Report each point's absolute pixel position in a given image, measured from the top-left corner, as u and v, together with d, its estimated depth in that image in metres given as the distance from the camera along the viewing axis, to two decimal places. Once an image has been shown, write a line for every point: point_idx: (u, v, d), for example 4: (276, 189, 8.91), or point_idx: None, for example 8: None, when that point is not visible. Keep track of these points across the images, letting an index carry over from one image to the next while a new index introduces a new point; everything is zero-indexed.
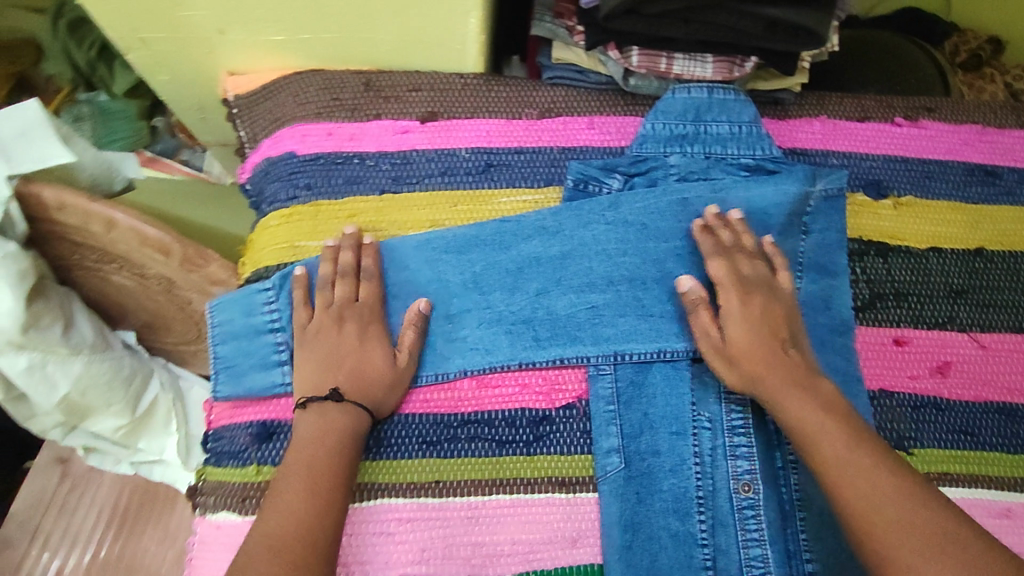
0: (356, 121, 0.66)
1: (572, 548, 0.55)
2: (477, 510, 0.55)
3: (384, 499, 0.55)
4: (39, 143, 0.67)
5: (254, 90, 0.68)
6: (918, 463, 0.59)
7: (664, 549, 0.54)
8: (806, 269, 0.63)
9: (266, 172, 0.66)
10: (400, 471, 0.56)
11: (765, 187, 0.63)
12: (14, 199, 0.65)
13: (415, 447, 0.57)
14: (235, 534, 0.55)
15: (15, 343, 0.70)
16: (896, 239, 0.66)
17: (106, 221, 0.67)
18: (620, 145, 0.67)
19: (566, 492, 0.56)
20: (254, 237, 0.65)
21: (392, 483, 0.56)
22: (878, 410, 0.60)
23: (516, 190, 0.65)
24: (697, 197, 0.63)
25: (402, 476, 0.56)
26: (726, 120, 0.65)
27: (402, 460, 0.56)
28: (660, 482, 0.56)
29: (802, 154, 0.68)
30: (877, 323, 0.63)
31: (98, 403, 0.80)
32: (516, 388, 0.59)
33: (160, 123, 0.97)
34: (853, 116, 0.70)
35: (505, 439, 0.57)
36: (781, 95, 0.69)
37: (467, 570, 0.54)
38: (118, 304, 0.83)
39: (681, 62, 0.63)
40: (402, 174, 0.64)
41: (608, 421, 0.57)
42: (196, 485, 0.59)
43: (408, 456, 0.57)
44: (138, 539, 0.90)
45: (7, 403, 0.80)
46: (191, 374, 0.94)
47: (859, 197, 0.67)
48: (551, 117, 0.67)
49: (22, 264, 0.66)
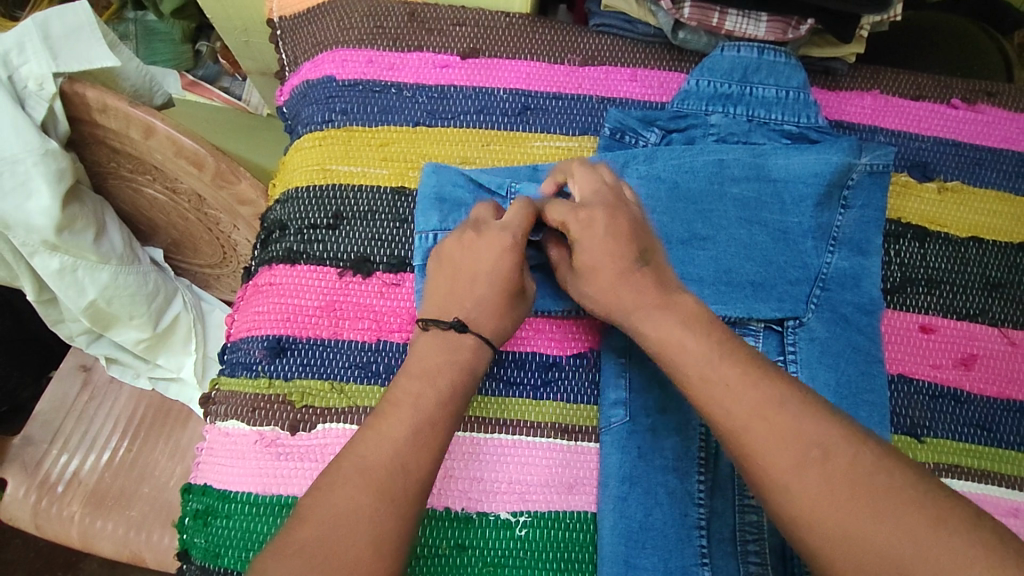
0: (398, 51, 0.66)
1: (568, 494, 0.55)
2: (478, 446, 0.56)
3: (342, 423, 0.55)
4: (86, 44, 0.68)
5: (299, 13, 0.68)
6: (929, 452, 0.57)
7: (659, 505, 0.53)
8: (839, 244, 0.60)
9: (304, 95, 0.66)
10: (355, 397, 0.56)
11: (806, 155, 0.61)
12: (59, 97, 0.68)
13: (374, 375, 0.56)
14: (243, 443, 0.55)
15: (49, 242, 0.71)
16: (935, 224, 0.63)
17: (145, 128, 0.68)
18: (661, 100, 0.66)
19: (568, 439, 0.56)
20: (286, 159, 0.65)
21: (348, 408, 0.56)
22: (895, 395, 0.58)
23: (550, 135, 0.64)
24: (735, 157, 0.61)
25: (356, 401, 0.56)
26: (774, 84, 0.63)
27: (364, 387, 0.56)
28: (662, 439, 0.55)
29: (849, 128, 0.66)
30: (906, 306, 0.61)
31: (121, 313, 0.82)
32: (528, 332, 0.59)
33: (204, 47, 0.98)
34: (907, 93, 0.68)
35: (513, 381, 0.58)
36: (834, 64, 0.67)
37: (464, 503, 0.54)
38: (149, 219, 0.85)
39: (734, 18, 0.62)
40: (437, 108, 0.64)
41: (617, 373, 0.57)
42: (209, 394, 0.59)
43: (373, 384, 0.56)
44: (149, 452, 0.91)
45: (39, 305, 0.84)
46: (213, 299, 0.97)
47: (903, 178, 0.64)
48: (593, 66, 0.66)
49: (62, 163, 0.67)
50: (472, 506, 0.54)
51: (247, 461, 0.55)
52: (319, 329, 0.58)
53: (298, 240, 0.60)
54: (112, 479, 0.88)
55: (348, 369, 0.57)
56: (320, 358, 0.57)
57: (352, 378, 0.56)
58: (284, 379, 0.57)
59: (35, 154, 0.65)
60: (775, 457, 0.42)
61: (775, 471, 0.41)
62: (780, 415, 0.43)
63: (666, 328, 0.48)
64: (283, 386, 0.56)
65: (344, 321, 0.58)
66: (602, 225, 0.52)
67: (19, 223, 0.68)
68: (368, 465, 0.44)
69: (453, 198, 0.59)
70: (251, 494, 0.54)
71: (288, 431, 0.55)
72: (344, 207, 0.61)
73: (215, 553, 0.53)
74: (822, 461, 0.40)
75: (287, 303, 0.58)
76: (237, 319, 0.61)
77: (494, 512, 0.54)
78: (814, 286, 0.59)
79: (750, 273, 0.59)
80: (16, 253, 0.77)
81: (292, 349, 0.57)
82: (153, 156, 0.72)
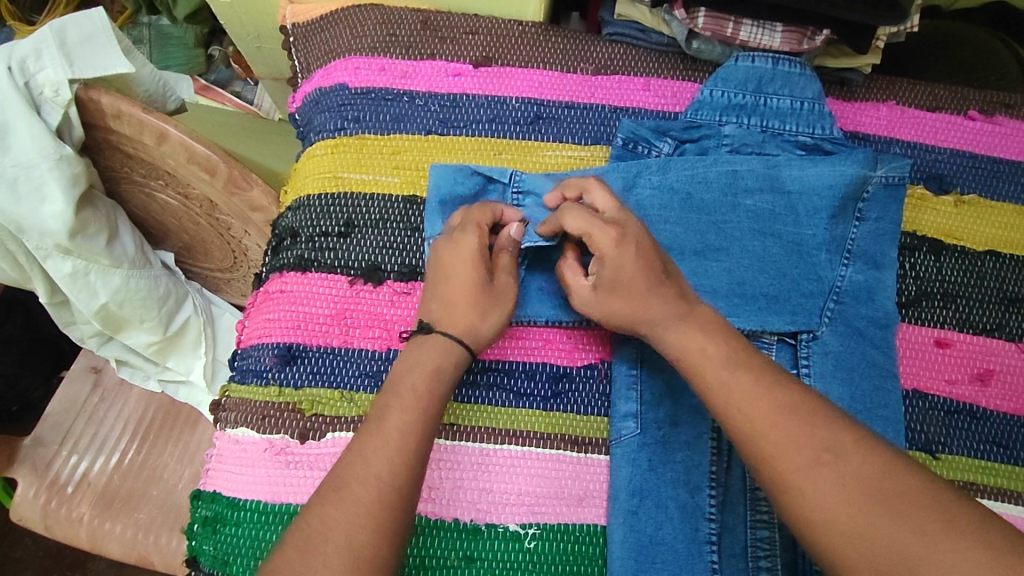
0: (410, 59, 0.66)
1: (578, 507, 0.54)
2: (488, 457, 0.55)
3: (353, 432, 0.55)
4: (101, 50, 0.68)
5: (312, 20, 0.68)
6: (944, 468, 0.56)
7: (670, 520, 0.53)
8: (853, 257, 0.59)
9: (316, 102, 0.66)
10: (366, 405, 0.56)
11: (821, 166, 0.60)
12: (74, 103, 0.68)
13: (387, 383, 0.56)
14: (252, 450, 0.55)
15: (62, 246, 0.72)
16: (951, 238, 0.63)
17: (159, 134, 0.68)
18: (674, 110, 0.66)
19: (578, 451, 0.56)
20: (299, 165, 0.65)
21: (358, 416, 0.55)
22: (910, 410, 0.58)
23: (563, 145, 0.64)
24: (749, 168, 0.60)
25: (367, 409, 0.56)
26: (788, 95, 0.63)
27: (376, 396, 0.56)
28: (673, 453, 0.55)
29: (864, 139, 0.65)
30: (921, 321, 0.60)
31: (133, 316, 0.82)
32: (539, 343, 0.59)
33: (217, 52, 0.98)
34: (923, 105, 0.67)
35: (522, 392, 0.57)
36: (849, 75, 0.66)
37: (472, 514, 0.53)
38: (161, 223, 0.85)
39: (749, 28, 0.61)
40: (449, 116, 0.64)
41: (628, 386, 0.57)
42: (219, 401, 0.59)
43: None
44: (158, 455, 0.91)
45: (51, 308, 0.85)
46: (223, 302, 0.97)
47: (919, 191, 0.64)
48: (606, 75, 0.66)
49: (76, 169, 0.68)
50: (480, 517, 0.54)
51: (256, 469, 0.55)
52: (330, 337, 0.58)
53: (309, 248, 0.60)
54: (121, 481, 0.88)
55: (358, 378, 0.57)
56: (330, 366, 0.57)
57: (362, 387, 0.56)
58: (294, 387, 0.57)
59: (49, 159, 0.66)
60: (770, 454, 0.42)
61: (771, 477, 0.43)
62: (786, 425, 0.43)
63: (670, 339, 0.50)
64: (294, 395, 0.56)
65: (354, 330, 0.58)
66: (622, 234, 0.52)
67: (33, 227, 0.69)
68: (380, 480, 0.44)
69: (458, 196, 0.60)
70: (260, 502, 0.54)
71: (298, 439, 0.55)
72: (355, 216, 0.61)
73: (224, 560, 0.53)
74: (830, 475, 0.41)
75: (298, 311, 0.58)
76: (248, 326, 0.61)
77: (504, 524, 0.53)
78: (828, 299, 0.58)
79: (763, 285, 0.58)
80: (29, 256, 0.77)
81: (302, 358, 0.57)
82: (166, 162, 0.72)
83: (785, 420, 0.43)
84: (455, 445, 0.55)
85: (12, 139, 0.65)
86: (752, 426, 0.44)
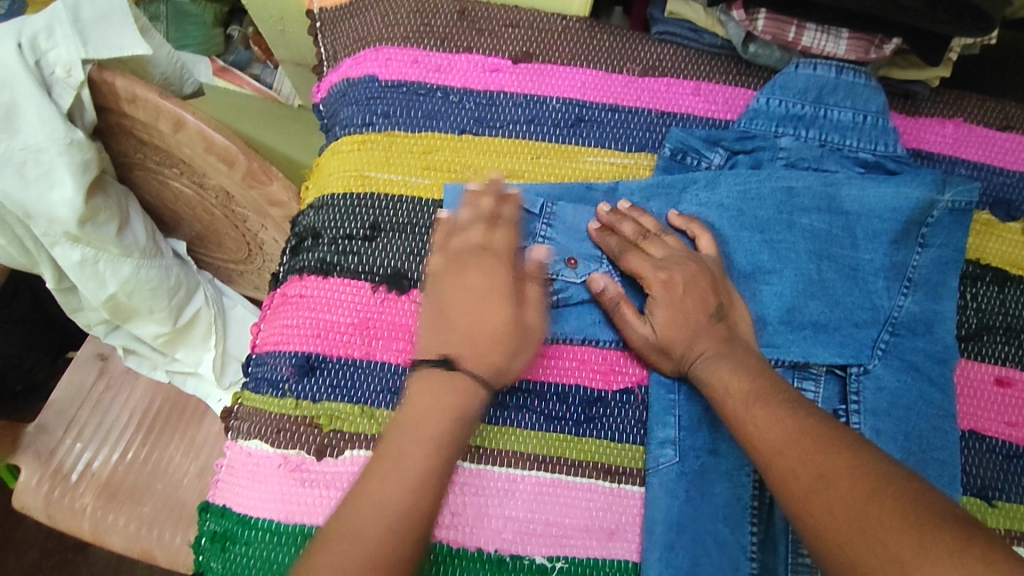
0: (445, 52, 0.61)
1: (608, 541, 0.51)
2: (515, 483, 0.52)
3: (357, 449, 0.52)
4: (116, 29, 0.64)
5: (341, 5, 0.63)
6: (1000, 517, 0.53)
7: (708, 555, 0.50)
8: (914, 286, 0.55)
9: (343, 94, 0.62)
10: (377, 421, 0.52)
11: (884, 187, 0.56)
12: (86, 84, 0.64)
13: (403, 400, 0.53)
14: (266, 465, 0.52)
15: (71, 234, 0.68)
16: (1017, 268, 0.58)
17: (175, 121, 0.65)
18: (725, 117, 0.61)
19: (611, 481, 0.53)
20: (323, 160, 0.61)
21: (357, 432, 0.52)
22: (966, 453, 0.54)
23: (605, 150, 0.60)
24: (806, 185, 0.56)
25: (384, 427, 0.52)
26: (850, 107, 0.59)
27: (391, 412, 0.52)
28: (712, 484, 0.51)
29: (927, 157, 0.61)
30: (982, 356, 0.56)
31: (142, 307, 0.79)
32: (573, 363, 0.55)
33: (237, 33, 0.96)
34: (993, 122, 0.62)
35: (553, 416, 0.54)
36: (915, 87, 0.62)
37: (496, 544, 0.50)
38: (174, 211, 0.82)
39: (812, 33, 0.57)
40: (485, 115, 0.60)
41: (667, 411, 0.53)
42: (231, 408, 0.56)
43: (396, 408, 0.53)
44: (164, 448, 0.88)
45: (58, 294, 0.82)
46: (235, 294, 0.94)
47: (985, 216, 0.59)
48: (653, 77, 0.62)
49: (87, 154, 0.64)
50: (505, 548, 0.50)
51: (270, 485, 0.52)
52: (351, 348, 0.54)
53: (332, 251, 0.57)
54: (126, 472, 0.85)
55: (380, 394, 0.53)
56: (348, 379, 0.53)
57: (384, 403, 0.53)
58: (311, 400, 0.53)
59: (59, 144, 0.62)
60: (831, 509, 0.39)
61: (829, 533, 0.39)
62: (846, 477, 0.39)
63: None
64: (311, 408, 0.53)
65: (377, 342, 0.54)
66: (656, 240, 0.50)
67: (41, 214, 0.65)
68: None
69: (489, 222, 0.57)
70: (272, 522, 0.51)
71: (314, 456, 0.52)
72: (381, 218, 0.57)
73: None
74: None
75: (317, 318, 0.55)
76: (264, 331, 0.57)
77: (529, 556, 0.50)
78: (883, 330, 0.54)
79: (816, 312, 0.54)
80: (37, 241, 0.74)
81: (321, 369, 0.54)
82: (181, 150, 0.68)
83: (846, 470, 0.40)
84: (482, 470, 0.52)
85: (20, 121, 0.61)
86: (809, 472, 0.41)
